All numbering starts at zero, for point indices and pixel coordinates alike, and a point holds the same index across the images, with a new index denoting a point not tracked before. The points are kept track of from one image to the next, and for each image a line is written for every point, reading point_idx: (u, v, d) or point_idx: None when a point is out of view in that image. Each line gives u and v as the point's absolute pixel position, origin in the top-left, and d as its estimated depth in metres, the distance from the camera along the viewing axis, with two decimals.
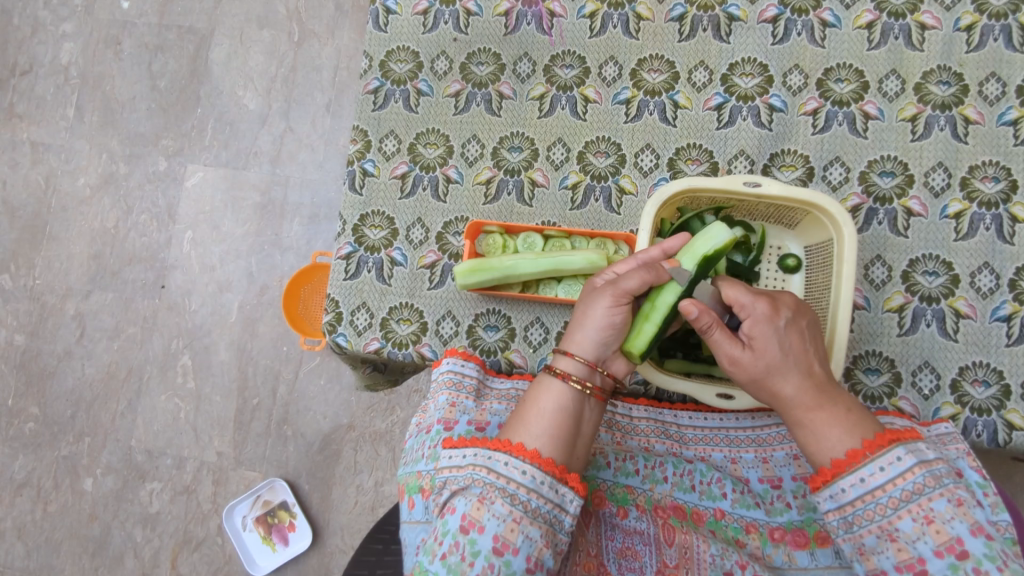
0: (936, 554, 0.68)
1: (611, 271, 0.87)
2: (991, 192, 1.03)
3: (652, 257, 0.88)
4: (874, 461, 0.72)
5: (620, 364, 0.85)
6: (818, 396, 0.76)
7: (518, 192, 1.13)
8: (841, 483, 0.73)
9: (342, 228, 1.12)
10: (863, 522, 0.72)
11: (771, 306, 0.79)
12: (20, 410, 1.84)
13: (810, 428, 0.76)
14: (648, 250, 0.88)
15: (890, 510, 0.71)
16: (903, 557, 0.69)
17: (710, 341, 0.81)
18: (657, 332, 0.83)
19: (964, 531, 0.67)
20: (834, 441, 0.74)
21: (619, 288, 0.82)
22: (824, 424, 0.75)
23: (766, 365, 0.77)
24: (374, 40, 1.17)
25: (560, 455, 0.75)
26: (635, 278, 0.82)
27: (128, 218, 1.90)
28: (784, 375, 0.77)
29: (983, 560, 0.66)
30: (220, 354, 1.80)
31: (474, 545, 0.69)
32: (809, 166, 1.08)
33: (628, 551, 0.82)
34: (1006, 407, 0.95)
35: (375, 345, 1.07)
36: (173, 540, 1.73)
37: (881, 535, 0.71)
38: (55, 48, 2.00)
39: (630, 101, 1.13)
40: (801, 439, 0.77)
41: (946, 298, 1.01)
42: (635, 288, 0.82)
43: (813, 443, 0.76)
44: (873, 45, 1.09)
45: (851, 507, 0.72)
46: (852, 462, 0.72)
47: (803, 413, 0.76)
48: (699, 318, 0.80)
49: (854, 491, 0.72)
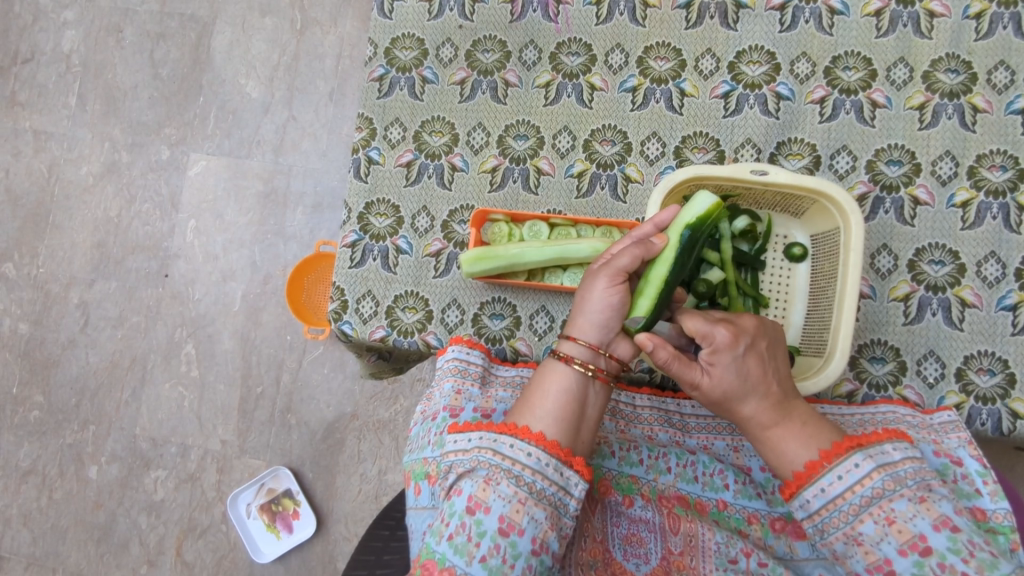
0: (900, 553, 0.68)
1: (606, 253, 0.87)
2: (998, 180, 1.02)
3: (644, 233, 0.89)
4: (831, 470, 0.72)
5: (625, 346, 0.83)
6: (775, 417, 0.76)
7: (523, 180, 1.13)
8: (804, 495, 0.73)
9: (348, 216, 1.12)
10: (831, 529, 0.72)
11: (731, 334, 0.77)
12: (24, 399, 1.85)
13: (770, 443, 0.77)
14: (641, 227, 0.89)
15: (853, 515, 0.71)
16: (871, 560, 0.70)
17: (669, 372, 0.79)
18: (654, 304, 0.84)
19: (926, 528, 0.67)
20: (793, 456, 0.75)
21: (614, 268, 0.82)
22: (781, 443, 0.76)
23: (723, 392, 0.77)
24: (379, 27, 1.16)
25: (566, 439, 0.75)
26: (628, 255, 0.83)
27: (131, 206, 1.90)
28: (742, 400, 0.77)
29: (946, 554, 0.66)
30: (225, 343, 1.81)
31: (480, 525, 0.69)
32: (816, 155, 1.08)
33: (634, 537, 0.82)
34: (1011, 396, 0.96)
35: (381, 333, 1.07)
36: (178, 527, 1.74)
37: (848, 541, 0.71)
38: (58, 36, 1.99)
39: (637, 89, 1.12)
40: (763, 453, 0.78)
41: (952, 287, 1.01)
42: (628, 265, 0.82)
43: (772, 458, 0.77)
44: (882, 32, 1.08)
45: (819, 515, 0.73)
46: (811, 474, 0.73)
47: (764, 429, 0.77)
48: (655, 352, 0.78)
49: (817, 501, 0.72)
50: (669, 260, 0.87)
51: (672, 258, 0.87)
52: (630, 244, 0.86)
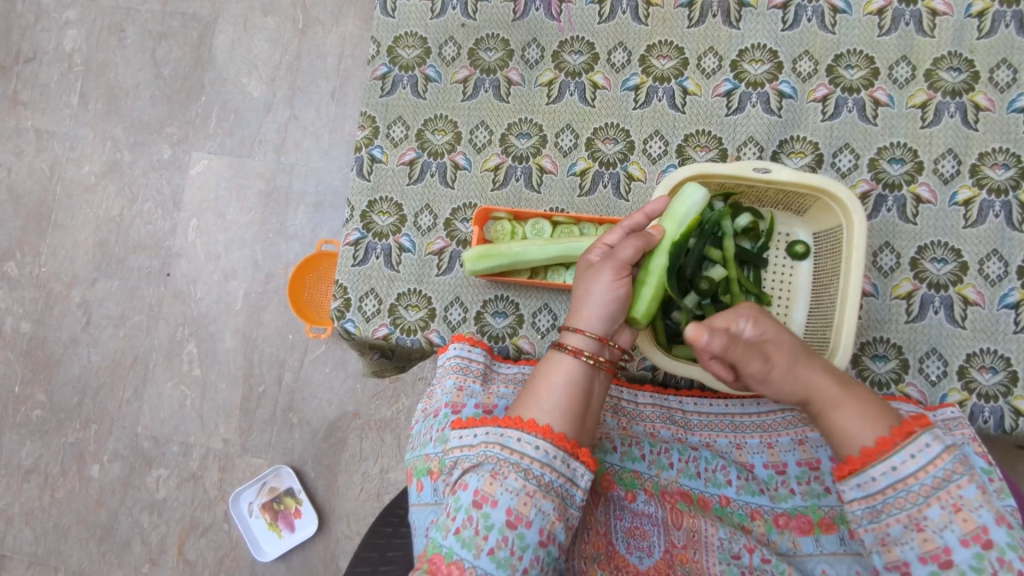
0: (962, 543, 0.68)
1: (601, 244, 0.88)
2: (1000, 178, 1.02)
3: (637, 223, 0.90)
4: (904, 449, 0.71)
5: (623, 336, 0.86)
6: (842, 381, 0.77)
7: (526, 179, 1.13)
8: (874, 470, 0.72)
9: (351, 215, 1.12)
10: (892, 511, 0.71)
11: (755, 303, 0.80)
12: (27, 398, 1.85)
13: (847, 410, 0.75)
14: (632, 216, 0.90)
15: (920, 497, 0.70)
16: (928, 548, 0.69)
17: (741, 352, 0.75)
18: (656, 293, 0.87)
19: (989, 520, 0.68)
20: (869, 423, 0.74)
21: (618, 260, 0.83)
22: (857, 409, 0.75)
23: (791, 349, 0.77)
24: (382, 26, 1.16)
25: (572, 430, 0.75)
26: (630, 247, 0.84)
27: (133, 206, 1.90)
28: (808, 363, 0.78)
29: (1006, 549, 0.67)
30: (226, 342, 1.81)
31: (487, 518, 0.69)
32: (819, 153, 1.08)
33: (637, 531, 0.82)
34: (1013, 394, 0.96)
35: (384, 331, 1.07)
36: (180, 526, 1.74)
37: (908, 525, 0.70)
38: (59, 35, 2.00)
39: (639, 88, 1.13)
40: (839, 426, 0.75)
41: (955, 285, 1.01)
42: (631, 257, 0.84)
43: (854, 430, 0.74)
44: (884, 30, 1.08)
45: (881, 495, 0.71)
46: (882, 451, 0.72)
47: (836, 396, 0.76)
48: (720, 337, 0.73)
49: (885, 479, 0.71)
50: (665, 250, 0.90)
51: (667, 248, 0.90)
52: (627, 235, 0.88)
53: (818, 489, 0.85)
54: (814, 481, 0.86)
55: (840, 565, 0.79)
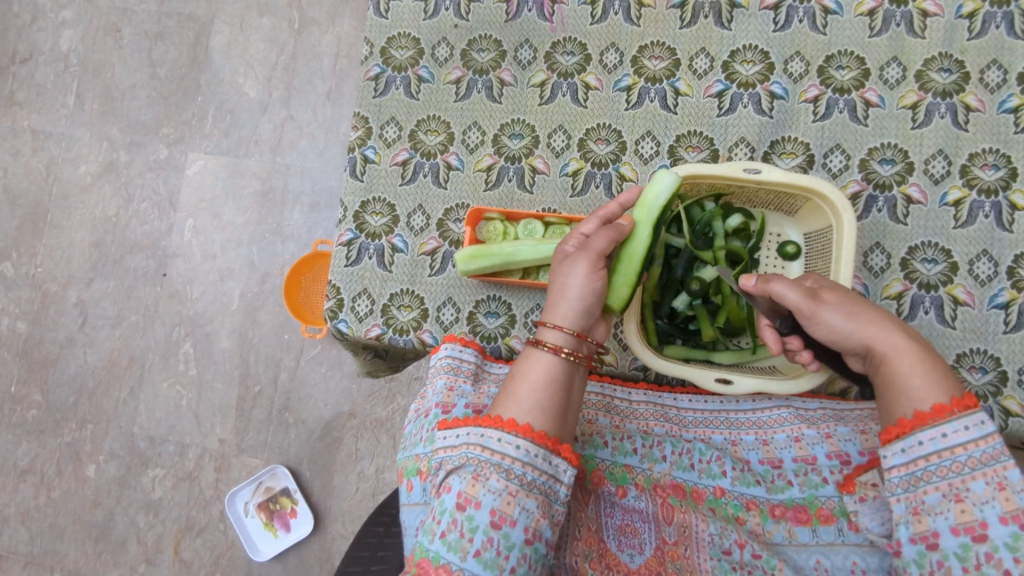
0: (1000, 521, 0.66)
1: (576, 237, 0.90)
2: (990, 179, 1.03)
3: (609, 216, 0.93)
4: (959, 418, 0.69)
5: (601, 329, 0.88)
6: (912, 338, 0.76)
7: (519, 179, 1.14)
8: (920, 435, 0.70)
9: (343, 215, 1.12)
10: (931, 479, 0.69)
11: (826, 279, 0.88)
12: (23, 398, 1.85)
13: (911, 362, 0.74)
14: (604, 210, 0.93)
15: (965, 470, 0.68)
16: (963, 520, 0.67)
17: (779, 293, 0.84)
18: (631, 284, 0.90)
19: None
20: (936, 380, 0.72)
21: (591, 254, 0.85)
22: (923, 362, 0.74)
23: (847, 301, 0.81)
24: (374, 26, 1.16)
25: (553, 427, 0.75)
26: (602, 240, 0.87)
27: (129, 206, 1.90)
28: (873, 315, 0.79)
29: None
30: (222, 342, 1.81)
31: (471, 521, 0.70)
32: (810, 154, 1.08)
33: (628, 528, 0.83)
34: (1003, 393, 0.96)
35: (377, 331, 1.07)
36: (176, 526, 1.74)
37: (946, 495, 0.68)
38: (55, 35, 2.00)
39: (631, 88, 1.13)
40: (904, 378, 0.73)
41: (945, 285, 1.01)
42: (604, 250, 0.86)
43: (919, 378, 0.72)
44: (874, 31, 1.09)
45: (923, 461, 0.70)
46: (937, 416, 0.69)
47: (903, 348, 0.75)
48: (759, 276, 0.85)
49: (932, 445, 0.69)
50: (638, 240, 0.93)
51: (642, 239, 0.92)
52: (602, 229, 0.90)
53: (816, 480, 0.85)
54: (811, 473, 0.86)
55: (836, 556, 0.79)
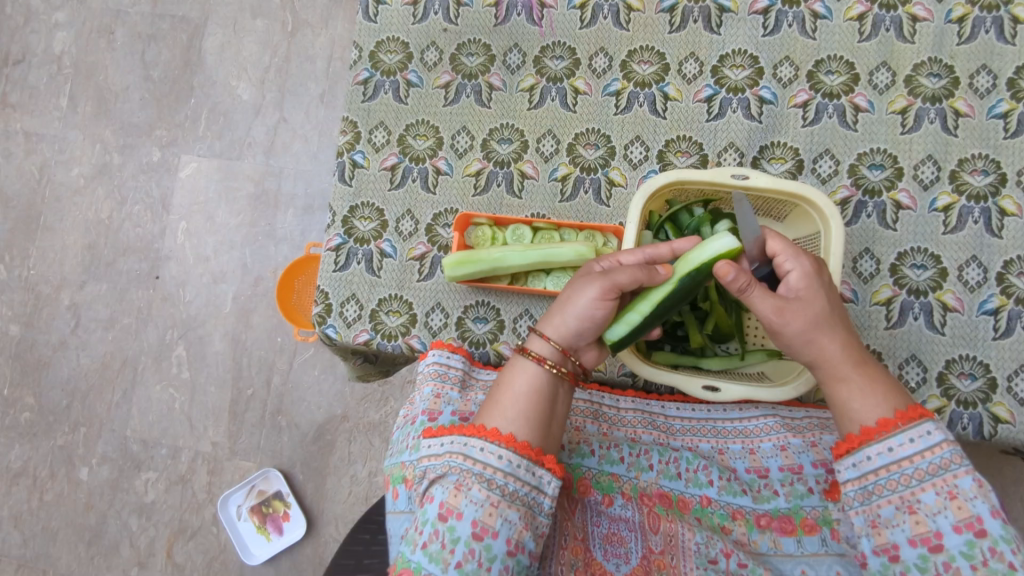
0: (954, 530, 0.68)
1: (612, 260, 0.86)
2: (980, 184, 1.02)
3: (659, 254, 0.88)
4: (904, 432, 0.72)
5: (591, 354, 0.86)
6: (857, 357, 0.78)
7: (508, 184, 1.13)
8: (867, 451, 0.73)
9: (332, 220, 1.12)
10: (883, 492, 0.72)
11: (816, 264, 0.82)
12: (15, 401, 1.85)
13: (856, 383, 0.77)
14: (659, 246, 0.88)
15: (914, 481, 0.71)
16: (919, 531, 0.70)
17: (747, 301, 0.80)
18: (636, 323, 0.85)
19: (985, 511, 0.68)
20: (878, 400, 0.75)
21: (610, 281, 0.80)
22: (865, 388, 0.76)
23: (813, 317, 0.78)
24: (364, 30, 1.15)
25: (536, 438, 0.75)
26: (629, 274, 0.81)
27: (122, 208, 1.90)
28: (828, 332, 0.79)
29: (999, 541, 0.67)
30: (215, 345, 1.81)
31: (453, 532, 0.70)
32: (799, 159, 1.08)
33: (614, 537, 0.82)
34: (992, 400, 0.95)
35: (365, 337, 1.07)
36: (169, 529, 1.74)
37: (900, 507, 0.71)
38: (49, 37, 1.99)
39: (620, 93, 1.13)
40: (845, 399, 0.77)
41: (934, 291, 1.01)
42: (624, 284, 0.81)
43: (857, 405, 0.76)
44: (864, 36, 1.08)
45: (873, 475, 0.73)
46: (882, 431, 0.73)
47: (850, 368, 0.78)
48: (735, 280, 0.79)
49: (880, 459, 0.72)
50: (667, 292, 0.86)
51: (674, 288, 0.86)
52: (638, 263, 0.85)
53: (801, 490, 0.85)
54: (797, 482, 0.86)
55: (820, 566, 0.79)
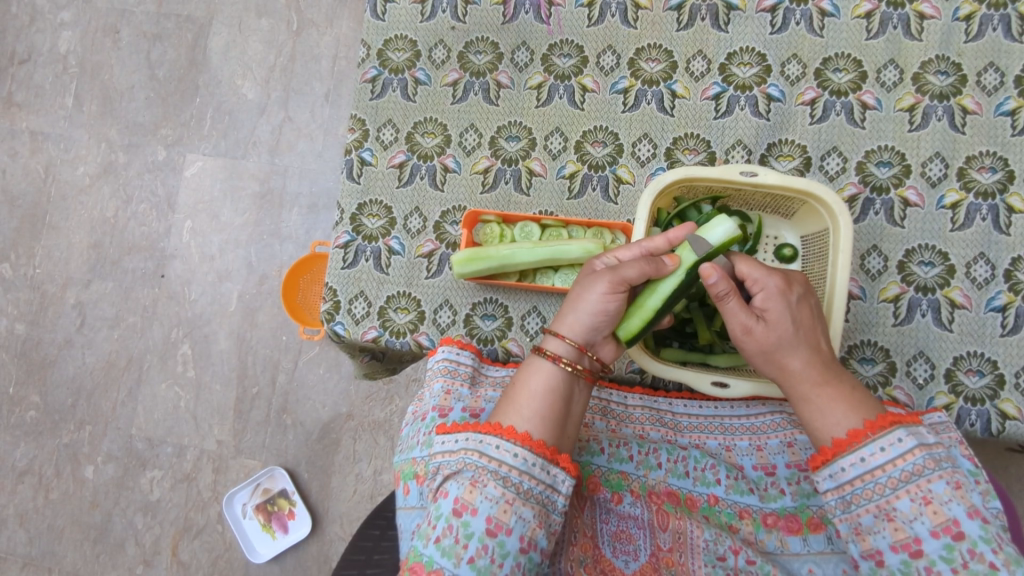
0: (932, 535, 0.68)
1: (612, 256, 0.86)
2: (987, 182, 1.02)
3: (656, 247, 0.88)
4: (874, 441, 0.72)
5: (609, 349, 0.85)
6: (822, 374, 0.78)
7: (515, 181, 1.14)
8: (840, 463, 0.73)
9: (341, 217, 1.12)
10: (861, 501, 0.72)
11: (785, 282, 0.81)
12: (21, 399, 1.85)
13: (814, 404, 0.77)
14: (654, 238, 0.88)
15: (889, 489, 0.71)
16: (898, 537, 0.70)
17: (723, 310, 0.82)
18: (649, 319, 0.86)
19: (961, 513, 0.67)
20: (839, 418, 0.75)
21: (618, 276, 0.81)
22: (826, 407, 0.77)
23: (775, 339, 0.79)
24: (373, 28, 1.16)
25: (551, 436, 0.75)
26: (636, 268, 0.82)
27: (127, 207, 1.90)
28: (791, 351, 0.79)
29: (978, 542, 0.66)
30: (220, 343, 1.81)
31: (467, 527, 0.70)
32: (806, 157, 1.08)
33: (623, 534, 0.82)
34: (1000, 397, 0.96)
35: (373, 334, 1.07)
36: (174, 527, 1.74)
37: (878, 515, 0.71)
38: (55, 36, 2.00)
39: (628, 91, 1.13)
40: (805, 417, 0.79)
41: (942, 288, 1.01)
42: (634, 278, 0.82)
43: (817, 423, 0.77)
44: (871, 34, 1.08)
45: (849, 486, 0.73)
46: (853, 442, 0.73)
47: (809, 389, 0.78)
48: (716, 285, 0.80)
49: (853, 470, 0.73)
50: (675, 285, 0.87)
51: (681, 278, 0.86)
52: (640, 256, 0.85)
53: (807, 489, 0.86)
54: (803, 481, 0.87)
55: (827, 564, 0.80)
